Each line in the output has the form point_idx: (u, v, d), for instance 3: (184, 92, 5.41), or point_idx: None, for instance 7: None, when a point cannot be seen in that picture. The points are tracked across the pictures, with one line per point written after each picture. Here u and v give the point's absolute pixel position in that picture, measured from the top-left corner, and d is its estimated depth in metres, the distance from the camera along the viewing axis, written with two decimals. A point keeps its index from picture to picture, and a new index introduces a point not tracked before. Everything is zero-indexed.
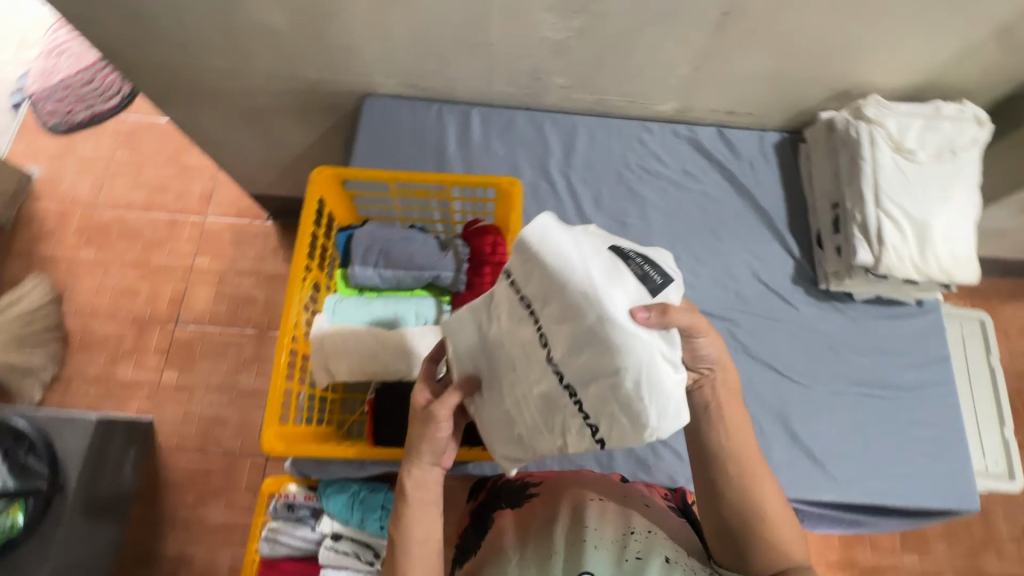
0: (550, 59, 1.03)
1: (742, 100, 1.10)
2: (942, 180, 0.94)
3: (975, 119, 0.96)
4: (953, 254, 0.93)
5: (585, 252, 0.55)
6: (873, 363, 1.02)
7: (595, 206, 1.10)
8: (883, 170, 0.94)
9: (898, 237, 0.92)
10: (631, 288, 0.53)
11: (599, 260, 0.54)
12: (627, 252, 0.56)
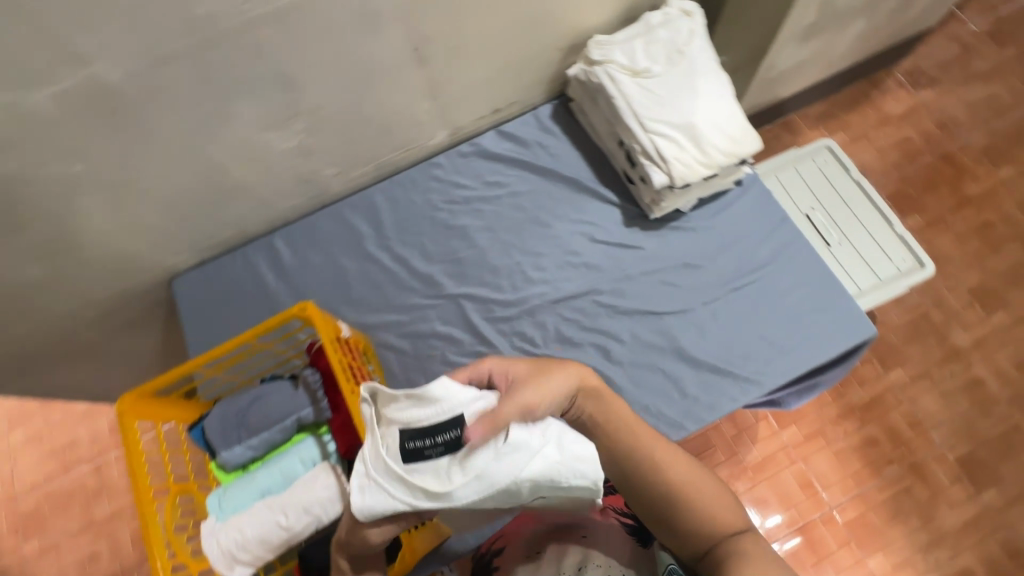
0: (305, 160, 1.03)
1: (497, 99, 1.12)
2: (683, 81, 0.98)
3: (685, 14, 1.00)
4: (728, 136, 0.97)
5: (411, 470, 0.54)
6: (729, 256, 1.04)
7: (427, 259, 1.11)
8: (632, 100, 0.98)
9: (675, 150, 0.96)
10: (463, 456, 0.53)
11: (422, 490, 0.54)
12: (423, 431, 0.54)
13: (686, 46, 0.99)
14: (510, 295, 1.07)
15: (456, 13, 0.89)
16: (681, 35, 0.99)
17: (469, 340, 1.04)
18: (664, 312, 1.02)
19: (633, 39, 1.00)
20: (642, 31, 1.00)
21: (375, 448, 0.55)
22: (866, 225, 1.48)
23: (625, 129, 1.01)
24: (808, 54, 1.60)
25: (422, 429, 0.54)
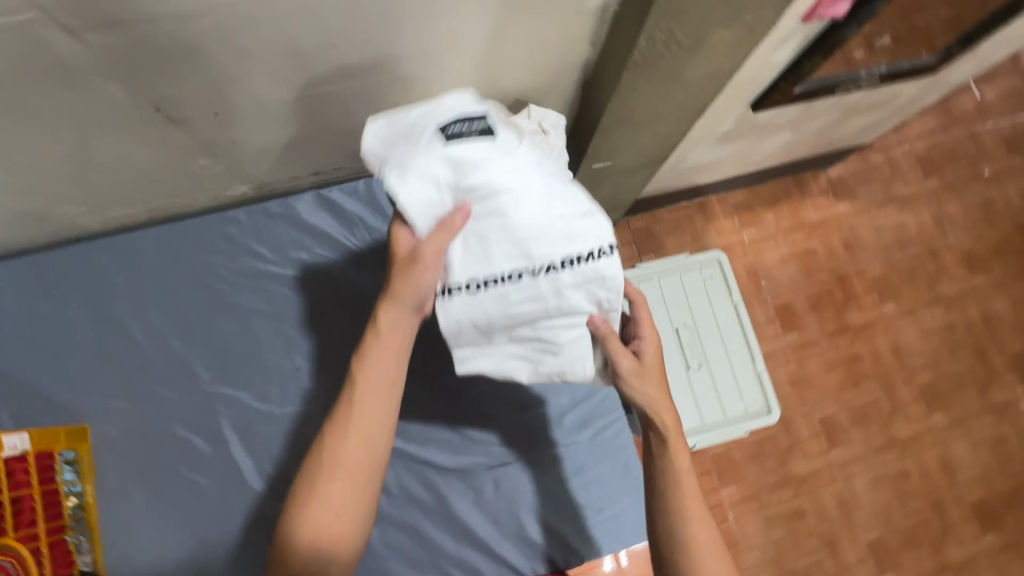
0: (22, 199, 0.78)
1: (314, 162, 0.90)
2: (514, 196, 0.63)
3: (541, 129, 0.77)
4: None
5: (435, 143, 0.63)
6: (534, 415, 0.92)
7: (188, 339, 0.91)
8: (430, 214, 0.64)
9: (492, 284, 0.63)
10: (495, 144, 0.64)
11: (464, 163, 0.63)
12: (456, 125, 0.64)
13: (534, 145, 0.66)
14: (275, 408, 0.89)
15: (216, 83, 0.65)
16: (524, 131, 0.67)
17: (212, 456, 0.87)
18: (442, 466, 0.89)
19: (453, 106, 0.65)
20: (471, 99, 0.66)
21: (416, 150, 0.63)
22: (728, 356, 1.41)
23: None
24: (726, 154, 1.46)
25: (457, 123, 0.64)
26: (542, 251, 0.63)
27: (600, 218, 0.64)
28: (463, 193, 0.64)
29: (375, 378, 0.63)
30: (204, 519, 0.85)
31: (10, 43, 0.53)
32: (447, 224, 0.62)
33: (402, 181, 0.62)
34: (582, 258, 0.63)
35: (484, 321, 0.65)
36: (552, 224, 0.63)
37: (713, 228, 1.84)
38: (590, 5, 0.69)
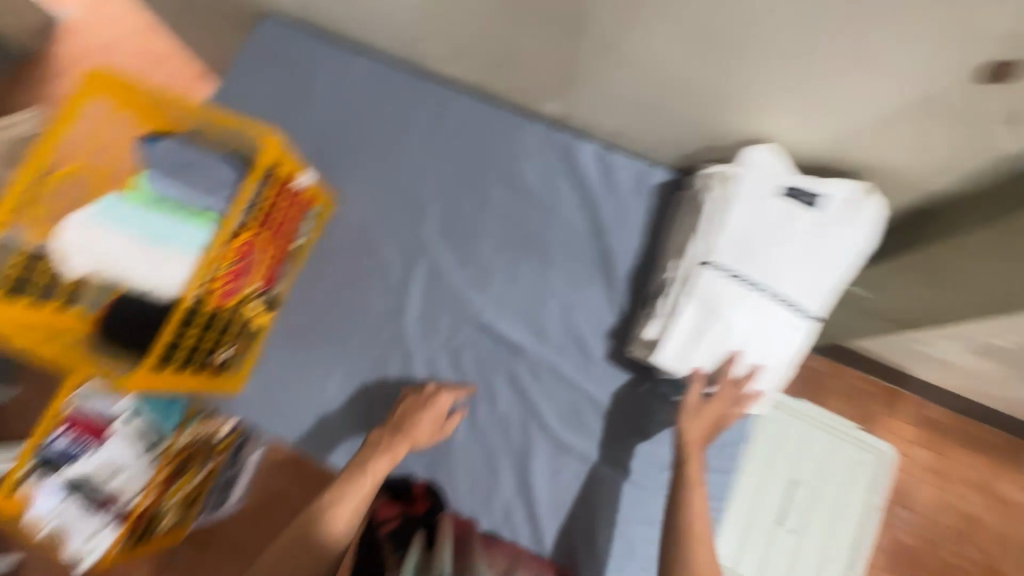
0: (418, 20, 0.94)
1: (624, 121, 0.97)
2: (795, 247, 0.79)
3: (847, 203, 0.80)
4: (760, 355, 0.79)
5: (771, 186, 0.82)
6: (648, 448, 0.91)
7: (437, 188, 1.04)
8: (729, 226, 0.81)
9: (731, 293, 0.79)
10: (805, 213, 0.80)
11: (776, 206, 0.81)
12: (790, 189, 0.81)
13: (839, 221, 0.79)
14: (458, 283, 0.99)
15: (631, 14, 0.74)
16: (835, 215, 0.80)
17: (397, 284, 0.99)
18: (545, 425, 0.92)
19: (790, 178, 0.82)
20: (806, 178, 0.81)
21: (746, 175, 0.82)
22: (826, 544, 1.25)
23: (714, 216, 0.83)
24: (970, 366, 1.27)
25: (792, 187, 0.81)
26: (785, 280, 0.79)
27: (828, 290, 0.80)
28: (766, 219, 0.80)
29: (349, 502, 0.79)
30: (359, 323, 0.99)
31: None
32: (719, 245, 0.81)
33: (735, 185, 0.82)
34: (800, 308, 0.79)
35: (714, 312, 0.79)
36: (794, 279, 0.79)
37: (888, 423, 1.63)
38: (1000, 143, 0.67)
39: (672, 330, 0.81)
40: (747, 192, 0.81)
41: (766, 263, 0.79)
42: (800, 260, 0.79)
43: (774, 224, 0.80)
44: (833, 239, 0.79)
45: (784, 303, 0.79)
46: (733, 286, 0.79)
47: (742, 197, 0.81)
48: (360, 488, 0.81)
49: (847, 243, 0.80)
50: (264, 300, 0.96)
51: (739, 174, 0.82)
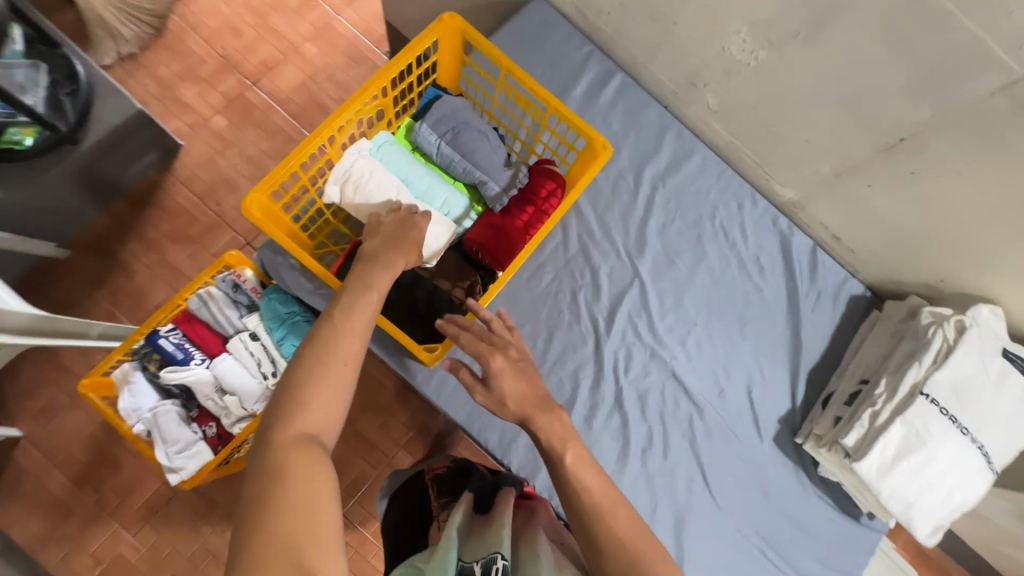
0: (717, 74, 0.96)
1: (854, 235, 1.03)
2: (1002, 407, 0.88)
3: None
4: (947, 491, 0.87)
5: (996, 346, 0.89)
6: (791, 535, 0.97)
7: (660, 229, 1.06)
8: (953, 369, 0.88)
9: (939, 429, 0.87)
10: (1019, 380, 0.88)
11: (996, 364, 0.88)
12: (1011, 354, 0.89)
13: None
14: (659, 327, 1.01)
15: (962, 164, 0.80)
16: None
17: (604, 309, 1.00)
18: (707, 486, 0.97)
19: (1012, 344, 0.90)
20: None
21: (978, 328, 0.89)
22: None
23: (941, 354, 0.90)
24: None
25: (1012, 353, 0.89)
26: (985, 432, 0.87)
27: (1011, 451, 0.89)
28: (985, 373, 0.88)
29: (350, 330, 0.61)
30: (561, 336, 0.98)
31: (964, 55, 0.69)
32: (941, 384, 0.88)
33: (970, 335, 0.88)
34: (989, 459, 0.88)
35: (920, 441, 0.86)
36: (992, 433, 0.88)
37: None
38: None
39: (878, 444, 0.87)
40: (978, 345, 0.88)
41: (975, 412, 0.87)
42: (1004, 418, 0.88)
43: (991, 381, 0.88)
44: None
45: (982, 450, 0.87)
46: (942, 423, 0.87)
47: (973, 347, 0.88)
48: (357, 299, 0.64)
49: None
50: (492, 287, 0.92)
51: (973, 327, 0.89)
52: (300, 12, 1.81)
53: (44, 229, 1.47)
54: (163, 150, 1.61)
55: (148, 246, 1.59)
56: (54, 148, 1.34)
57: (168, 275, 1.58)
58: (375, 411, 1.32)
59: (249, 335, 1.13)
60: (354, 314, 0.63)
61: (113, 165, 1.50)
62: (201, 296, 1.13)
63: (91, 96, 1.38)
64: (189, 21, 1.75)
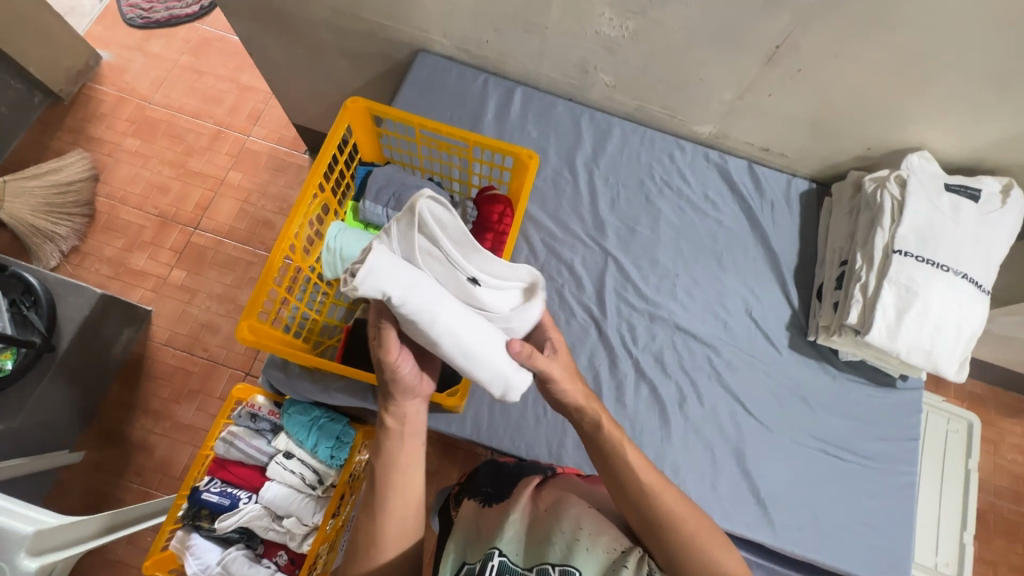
0: (600, 55, 1.05)
1: (779, 140, 1.10)
2: (969, 234, 0.94)
3: (999, 197, 0.96)
4: (958, 327, 0.92)
5: (938, 184, 0.96)
6: (843, 426, 1.01)
7: (611, 206, 1.12)
8: (911, 219, 0.95)
9: (925, 276, 0.92)
10: (971, 205, 0.95)
11: (946, 199, 0.95)
12: (953, 187, 0.96)
13: (998, 211, 0.95)
14: (647, 290, 1.07)
15: (835, 47, 0.88)
16: (994, 206, 0.95)
17: (591, 294, 1.05)
18: (750, 414, 1.01)
19: (951, 178, 0.97)
20: (965, 178, 0.97)
21: (916, 177, 0.97)
22: (939, 512, 1.41)
23: (895, 211, 0.97)
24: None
25: (954, 186, 0.96)
26: (965, 262, 0.93)
27: (994, 269, 0.95)
28: (941, 211, 0.95)
29: (403, 476, 0.71)
30: (564, 334, 1.03)
31: None
32: (906, 237, 0.94)
33: (911, 186, 0.96)
34: (980, 286, 0.94)
35: (913, 294, 0.92)
36: (971, 261, 0.94)
37: None
38: None
39: (878, 311, 0.93)
40: (922, 191, 0.96)
41: (948, 248, 0.93)
42: (975, 243, 0.94)
43: (950, 216, 0.94)
44: (997, 224, 0.94)
45: (969, 279, 0.93)
46: (925, 270, 0.92)
47: (920, 195, 0.95)
48: (393, 463, 0.70)
49: (1006, 227, 0.95)
50: None
51: (910, 177, 0.97)
52: (212, 146, 1.88)
53: (50, 440, 1.48)
54: (136, 322, 1.64)
55: (154, 415, 1.60)
56: (35, 363, 1.37)
57: (183, 434, 1.59)
58: (428, 480, 1.33)
59: (283, 456, 1.15)
60: (393, 482, 0.70)
61: (96, 355, 1.53)
62: (225, 438, 1.15)
63: (53, 300, 1.42)
64: (115, 195, 1.81)
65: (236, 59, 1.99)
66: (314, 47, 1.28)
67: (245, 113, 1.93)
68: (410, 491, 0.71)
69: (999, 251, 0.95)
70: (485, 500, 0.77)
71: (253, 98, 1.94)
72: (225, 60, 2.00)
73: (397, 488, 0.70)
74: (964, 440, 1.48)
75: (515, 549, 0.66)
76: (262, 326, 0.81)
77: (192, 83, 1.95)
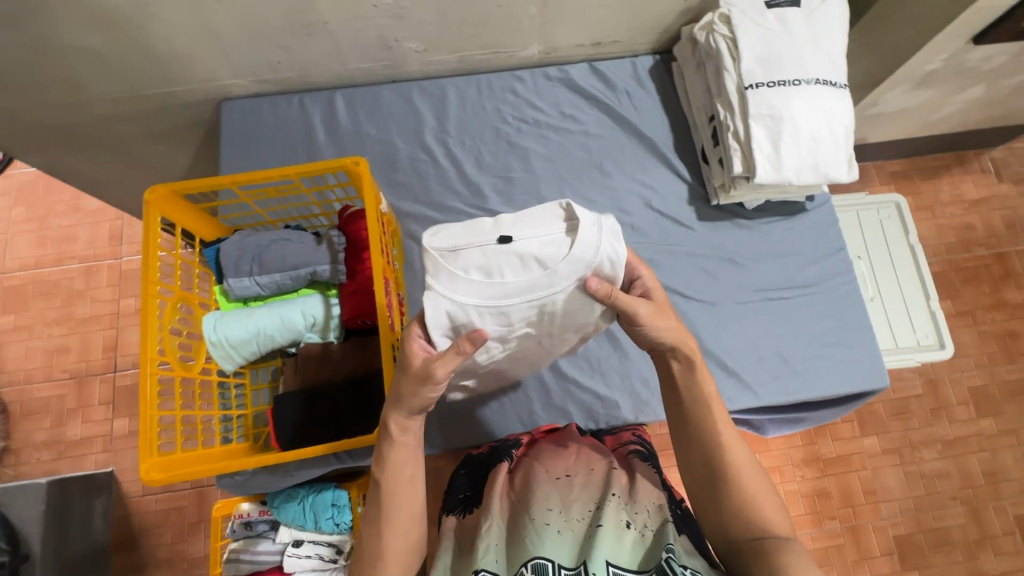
0: (393, 25, 0.98)
1: (603, 28, 1.07)
2: (806, 39, 0.93)
3: None
4: (831, 130, 0.93)
5: (760, 5, 0.95)
6: (775, 267, 1.02)
7: (479, 167, 1.08)
8: (748, 51, 0.93)
9: (783, 99, 0.92)
10: (797, 12, 0.94)
11: (771, 17, 0.94)
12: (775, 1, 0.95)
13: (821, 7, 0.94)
14: None
15: None
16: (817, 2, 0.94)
17: None
18: (691, 298, 1.00)
19: None
20: None
21: (736, 9, 0.95)
22: (903, 295, 1.47)
23: (733, 50, 0.95)
24: (913, 105, 1.54)
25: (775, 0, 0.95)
26: (814, 68, 0.93)
27: (843, 62, 0.94)
28: (773, 29, 0.93)
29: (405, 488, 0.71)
30: None
31: None
32: (752, 71, 0.93)
33: (737, 18, 0.94)
34: (836, 84, 0.93)
35: (780, 120, 0.91)
36: (819, 64, 0.93)
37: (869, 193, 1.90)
38: None
39: (756, 153, 0.92)
40: (748, 19, 0.94)
41: (793, 60, 0.92)
42: (816, 45, 0.93)
43: (782, 31, 0.93)
44: (827, 17, 0.93)
45: (824, 81, 0.93)
46: (780, 93, 0.92)
47: (748, 24, 0.94)
48: (397, 479, 0.71)
49: (836, 17, 0.94)
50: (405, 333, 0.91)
51: (733, 11, 0.95)
52: (89, 285, 1.75)
53: None
54: (103, 489, 1.54)
55: (167, 565, 1.54)
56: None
57: (204, 567, 1.54)
58: None
59: (293, 546, 1.11)
60: (396, 494, 0.71)
61: (76, 541, 1.45)
62: (230, 558, 1.11)
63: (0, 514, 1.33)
64: (15, 379, 1.67)
65: (68, 188, 1.83)
66: (119, 145, 1.17)
67: (106, 236, 1.79)
68: (411, 499, 0.72)
69: (842, 42, 0.94)
70: (464, 509, 0.81)
71: (106, 219, 1.80)
72: (58, 194, 1.83)
73: (401, 497, 0.71)
74: (899, 221, 1.53)
75: (495, 560, 0.70)
76: (171, 456, 0.75)
77: (36, 232, 1.79)
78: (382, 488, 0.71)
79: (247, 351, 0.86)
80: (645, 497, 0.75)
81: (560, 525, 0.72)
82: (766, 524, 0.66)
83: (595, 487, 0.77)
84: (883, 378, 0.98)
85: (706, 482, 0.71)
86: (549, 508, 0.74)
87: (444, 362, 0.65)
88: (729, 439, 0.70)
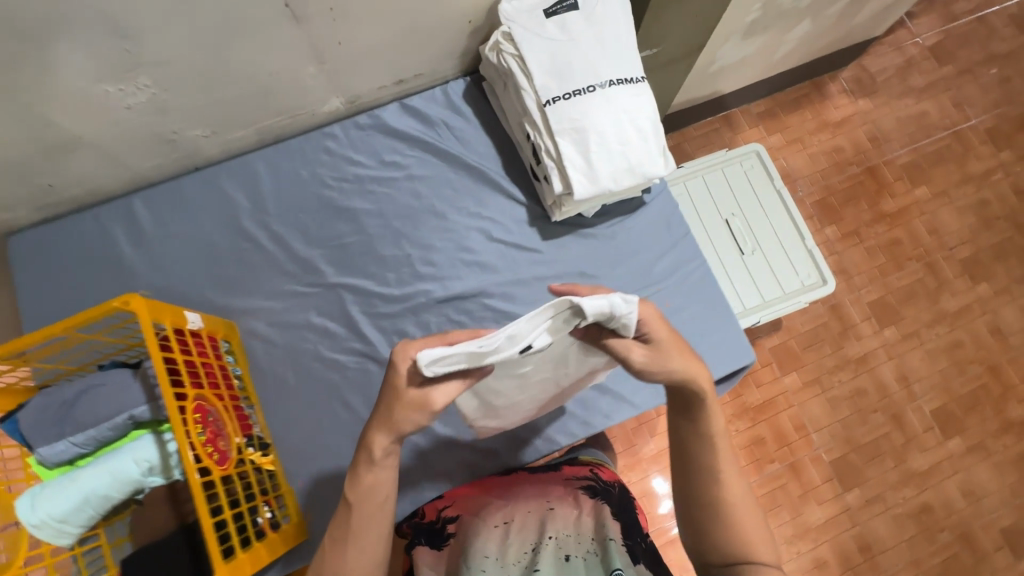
0: (162, 119, 0.89)
1: (397, 68, 1.01)
2: (591, 42, 0.90)
3: None
4: (636, 128, 0.91)
5: (539, 16, 0.90)
6: (626, 271, 1.01)
7: (308, 241, 1.01)
8: (536, 68, 0.89)
9: (582, 109, 0.89)
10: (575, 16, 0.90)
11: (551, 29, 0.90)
12: (552, 9, 0.91)
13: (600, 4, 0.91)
14: (395, 289, 1.00)
15: None
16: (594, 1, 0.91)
17: (345, 336, 0.97)
18: None
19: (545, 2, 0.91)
20: None
21: (516, 25, 0.90)
22: (781, 241, 1.50)
23: (524, 68, 0.91)
24: (752, 52, 1.54)
25: (552, 7, 0.90)
26: (606, 71, 0.90)
27: (635, 55, 0.92)
28: (556, 40, 0.90)
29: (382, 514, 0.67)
30: (351, 387, 0.96)
31: None
32: (546, 88, 0.89)
33: (518, 36, 0.89)
34: (632, 80, 0.91)
35: (584, 132, 0.88)
36: (610, 64, 0.90)
37: (741, 138, 1.92)
38: None
39: (571, 170, 0.89)
40: (529, 35, 0.90)
41: (584, 68, 0.89)
42: (602, 46, 0.90)
43: (564, 40, 0.90)
44: (607, 15, 0.90)
45: (620, 80, 0.90)
46: (578, 104, 0.89)
47: (530, 40, 0.90)
48: (370, 503, 0.66)
49: (616, 13, 0.91)
50: (253, 445, 0.86)
51: (514, 28, 0.90)
52: None
53: None
54: None
55: None
56: None
57: None
58: None
59: None
60: (368, 505, 0.66)
61: None
62: None
63: None
64: None
65: None
66: None
67: None
68: (381, 522, 0.67)
69: (629, 35, 0.91)
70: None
71: None
72: None
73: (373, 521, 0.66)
74: (763, 168, 1.55)
75: None
76: None
77: None
78: (352, 503, 0.66)
79: (81, 519, 0.78)
80: (577, 531, 0.79)
81: (495, 573, 0.75)
82: (749, 545, 0.68)
83: (530, 531, 0.81)
84: (748, 352, 0.99)
85: (695, 497, 0.71)
86: (486, 555, 0.78)
87: (445, 390, 0.62)
88: (724, 471, 0.70)
